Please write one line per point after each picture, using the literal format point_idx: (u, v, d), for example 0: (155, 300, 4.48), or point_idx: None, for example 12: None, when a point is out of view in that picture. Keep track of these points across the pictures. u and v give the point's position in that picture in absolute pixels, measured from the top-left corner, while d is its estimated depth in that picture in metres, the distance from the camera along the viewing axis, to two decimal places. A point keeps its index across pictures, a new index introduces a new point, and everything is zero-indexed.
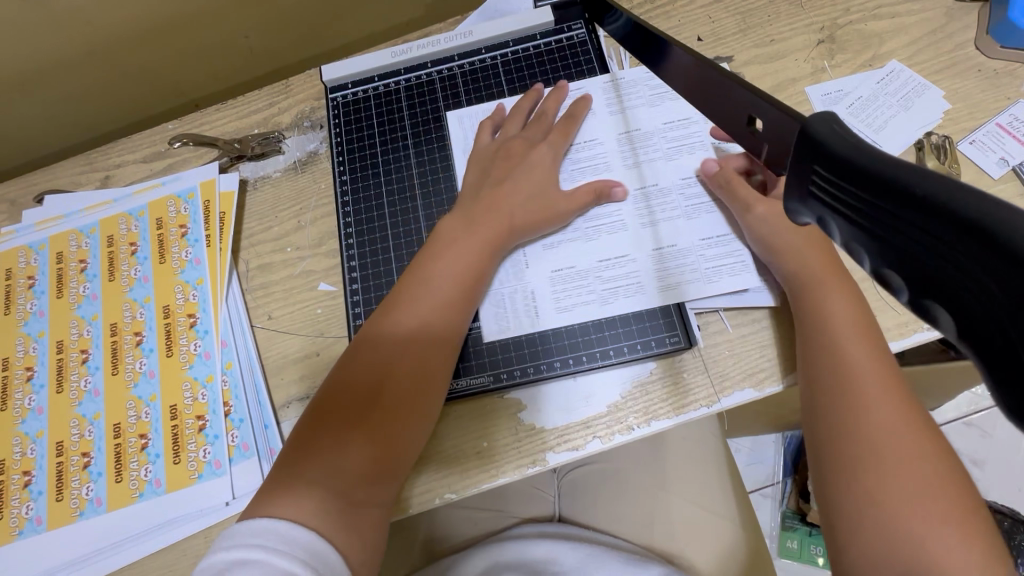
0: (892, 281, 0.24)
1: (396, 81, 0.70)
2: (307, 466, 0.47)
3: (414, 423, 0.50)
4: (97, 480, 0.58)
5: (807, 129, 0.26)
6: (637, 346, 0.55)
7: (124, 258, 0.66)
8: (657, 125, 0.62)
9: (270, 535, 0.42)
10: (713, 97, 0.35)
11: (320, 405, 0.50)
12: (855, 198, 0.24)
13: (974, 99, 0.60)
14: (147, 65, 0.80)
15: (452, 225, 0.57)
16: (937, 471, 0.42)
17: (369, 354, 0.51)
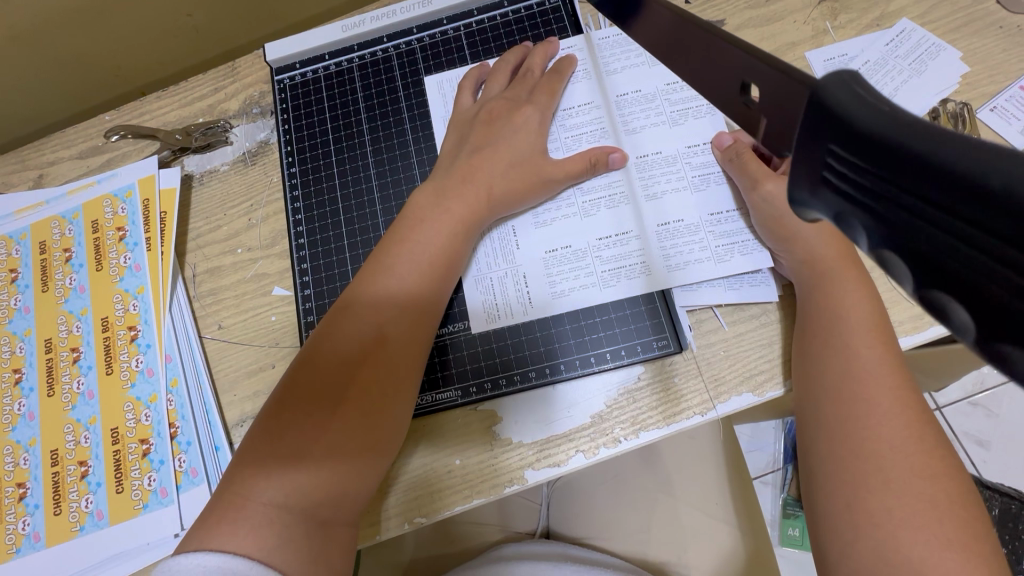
0: (953, 315, 0.16)
1: (349, 60, 0.63)
2: (256, 469, 0.40)
3: (394, 411, 0.44)
4: (34, 514, 0.53)
5: (819, 92, 0.18)
6: (621, 352, 0.50)
7: (58, 266, 0.60)
8: (659, 86, 0.55)
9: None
10: (694, 61, 0.29)
11: (276, 398, 0.43)
12: (895, 187, 0.17)
13: (994, 60, 0.53)
14: (80, 50, 0.72)
15: (422, 201, 0.50)
16: (959, 492, 0.37)
17: (332, 341, 0.44)
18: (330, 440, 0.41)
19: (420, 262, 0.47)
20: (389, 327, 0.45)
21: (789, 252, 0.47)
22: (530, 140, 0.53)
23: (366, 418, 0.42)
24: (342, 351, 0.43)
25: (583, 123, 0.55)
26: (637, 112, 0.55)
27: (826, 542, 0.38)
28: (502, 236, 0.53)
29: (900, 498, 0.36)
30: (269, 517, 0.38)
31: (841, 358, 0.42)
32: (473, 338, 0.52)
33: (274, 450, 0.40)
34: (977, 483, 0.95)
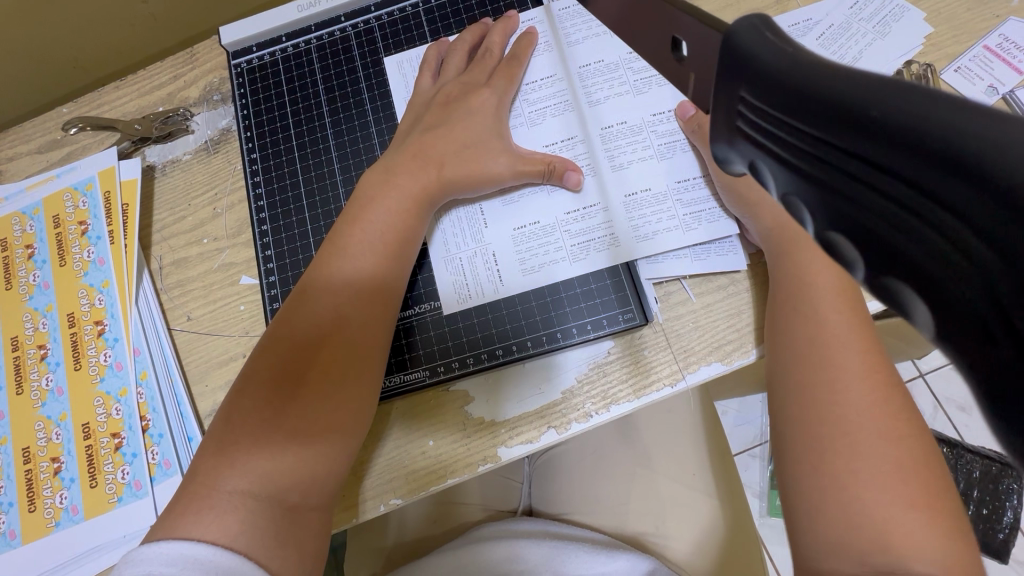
0: (844, 252, 0.18)
1: (307, 41, 0.61)
2: (225, 454, 0.40)
3: (357, 392, 0.43)
4: (9, 512, 0.52)
5: (732, 37, 0.20)
6: (587, 326, 0.50)
7: (20, 263, 0.59)
8: (621, 56, 0.54)
9: (188, 564, 0.35)
10: (635, 18, 0.28)
11: (242, 383, 0.43)
12: (792, 132, 0.18)
13: (959, 19, 0.53)
14: (33, 44, 0.70)
15: (373, 180, 0.49)
16: (920, 451, 0.38)
17: (292, 326, 0.43)
18: (295, 421, 0.41)
19: (374, 244, 0.46)
20: (349, 307, 0.44)
21: (755, 219, 0.47)
22: (492, 117, 0.52)
23: (329, 400, 0.42)
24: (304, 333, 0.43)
25: (545, 98, 0.54)
26: (600, 82, 0.54)
27: (791, 505, 0.39)
28: (468, 214, 0.53)
29: (862, 459, 0.37)
30: (237, 504, 0.38)
31: (805, 325, 0.42)
32: (440, 319, 0.51)
33: (244, 433, 0.40)
34: (959, 447, 0.94)
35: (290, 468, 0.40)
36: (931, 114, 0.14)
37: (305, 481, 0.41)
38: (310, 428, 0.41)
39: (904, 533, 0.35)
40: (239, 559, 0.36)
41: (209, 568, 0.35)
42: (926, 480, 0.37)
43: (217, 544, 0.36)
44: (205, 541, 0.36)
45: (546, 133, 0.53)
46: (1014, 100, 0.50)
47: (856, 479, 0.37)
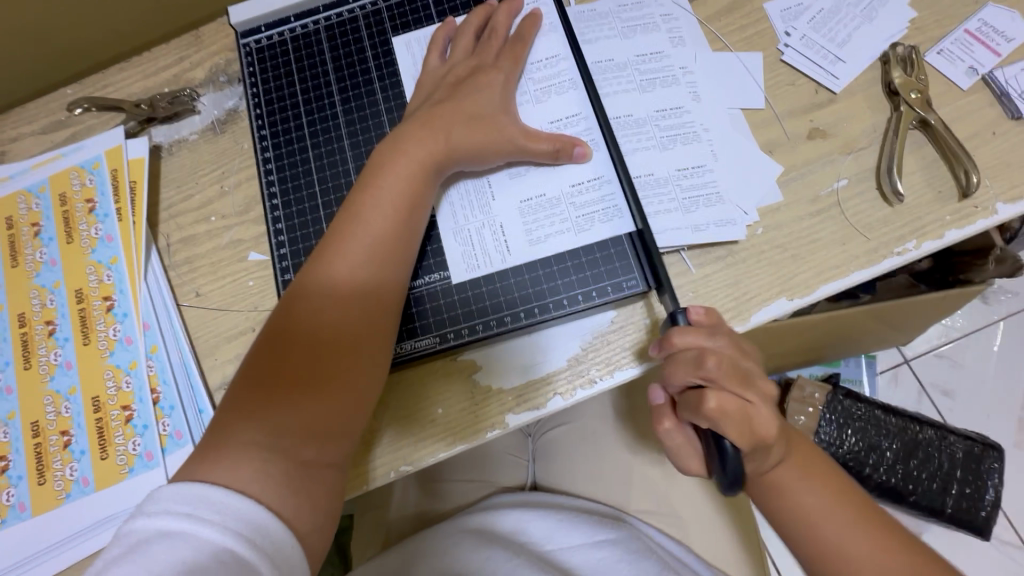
0: None
1: (315, 21, 0.63)
2: (244, 412, 0.41)
3: (367, 363, 0.44)
4: (19, 484, 0.53)
5: None
6: (593, 293, 0.51)
7: (27, 241, 0.59)
8: (630, 57, 0.56)
9: (201, 504, 0.36)
10: None
11: (260, 345, 0.44)
12: None
13: (941, 5, 0.56)
14: (36, 25, 0.70)
15: (382, 150, 0.51)
16: None
17: (307, 292, 0.45)
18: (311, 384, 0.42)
19: (387, 212, 0.48)
20: (365, 273, 0.46)
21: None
22: (498, 94, 0.54)
23: (343, 367, 0.43)
24: (320, 299, 0.44)
25: (550, 76, 0.56)
26: (609, 78, 0.56)
27: None
28: (477, 187, 0.54)
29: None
30: (253, 455, 0.39)
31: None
32: (449, 287, 0.52)
33: (262, 393, 0.41)
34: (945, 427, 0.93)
35: (306, 427, 0.41)
36: None
37: (320, 440, 0.42)
38: (323, 389, 0.42)
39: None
40: (252, 501, 0.37)
41: (221, 509, 0.36)
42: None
43: (229, 488, 0.37)
44: (219, 485, 0.37)
45: (552, 110, 0.55)
46: (993, 81, 0.53)
47: None
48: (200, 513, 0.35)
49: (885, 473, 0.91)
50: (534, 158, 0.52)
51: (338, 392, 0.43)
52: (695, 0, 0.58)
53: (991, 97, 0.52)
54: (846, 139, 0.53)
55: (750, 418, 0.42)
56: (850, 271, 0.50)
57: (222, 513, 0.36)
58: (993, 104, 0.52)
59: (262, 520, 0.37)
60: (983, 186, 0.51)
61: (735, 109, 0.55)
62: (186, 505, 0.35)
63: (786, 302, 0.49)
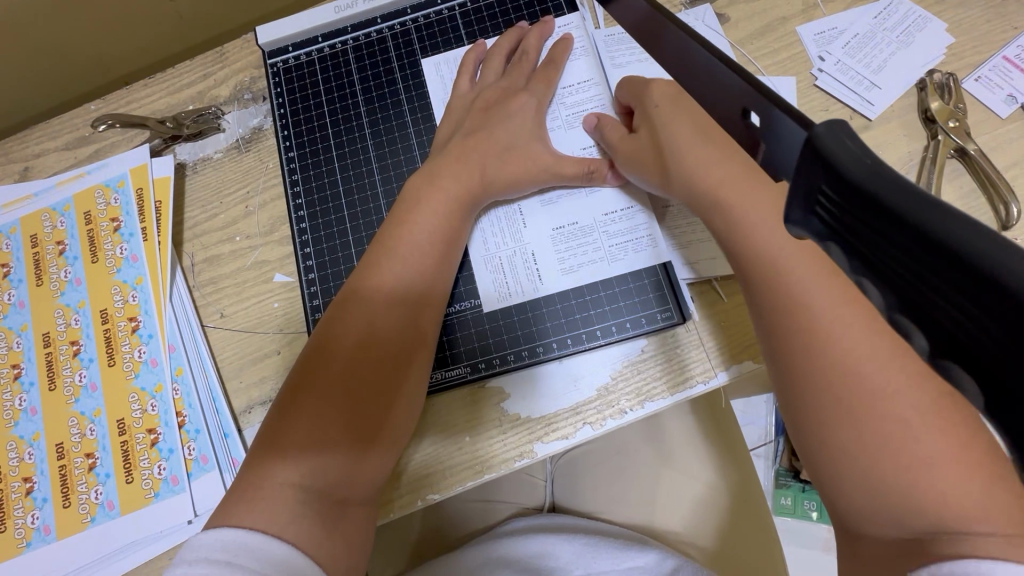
0: (904, 327, 0.19)
1: (343, 41, 0.62)
2: (282, 448, 0.41)
3: (397, 399, 0.44)
4: (44, 507, 0.52)
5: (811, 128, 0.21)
6: (626, 324, 0.51)
7: (51, 259, 0.59)
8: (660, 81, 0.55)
9: (239, 551, 0.35)
10: (680, 62, 0.30)
11: (296, 379, 0.43)
12: (850, 214, 0.19)
13: (978, 31, 0.55)
14: (59, 39, 0.70)
15: (417, 183, 0.51)
16: None
17: (339, 329, 0.45)
18: (349, 419, 0.42)
19: (423, 245, 0.48)
20: (402, 306, 0.46)
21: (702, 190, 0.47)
22: (528, 122, 0.54)
23: (377, 402, 0.43)
24: (353, 333, 0.44)
25: (582, 101, 0.56)
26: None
27: None
28: (508, 214, 0.54)
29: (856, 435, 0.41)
30: (289, 495, 0.39)
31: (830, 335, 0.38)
32: (480, 316, 0.52)
33: (300, 427, 0.41)
34: None
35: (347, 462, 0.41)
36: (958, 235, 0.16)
37: (359, 474, 0.42)
38: (362, 422, 0.42)
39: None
40: (289, 545, 0.37)
41: (260, 556, 0.36)
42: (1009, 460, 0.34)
43: (266, 532, 0.37)
44: (256, 528, 0.37)
45: (584, 136, 0.55)
46: None
47: None
48: (238, 560, 0.35)
49: None
50: (570, 182, 0.52)
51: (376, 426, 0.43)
52: (727, 23, 0.58)
53: None
54: None
55: None
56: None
57: (261, 559, 0.35)
58: None
59: (299, 566, 0.36)
60: (1022, 217, 0.50)
61: None
62: (226, 550, 0.35)
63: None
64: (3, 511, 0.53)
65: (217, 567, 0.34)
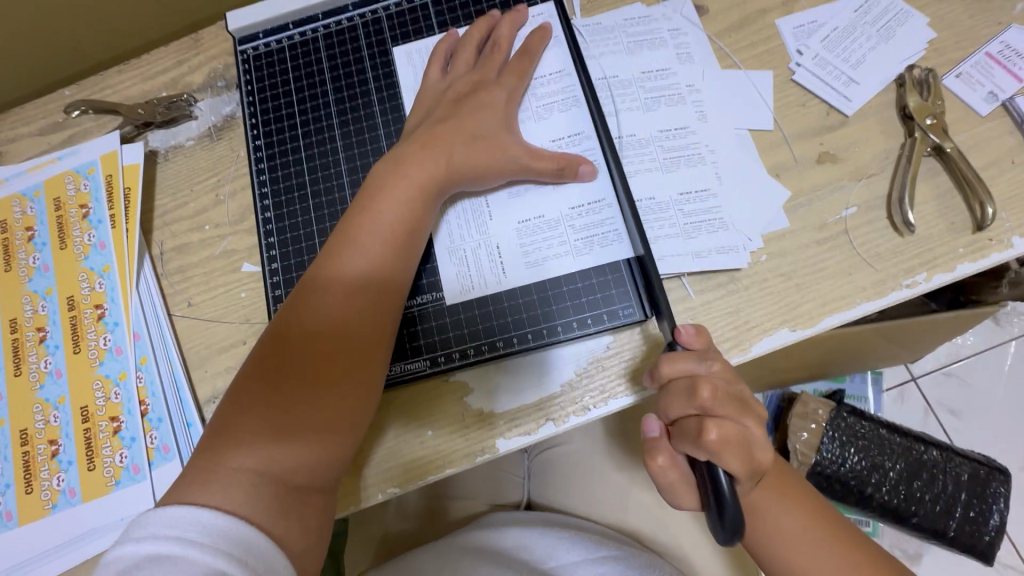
0: None
1: (315, 29, 0.61)
2: (232, 438, 0.40)
3: (358, 391, 0.43)
4: (6, 493, 0.52)
5: None
6: (588, 320, 0.50)
7: (20, 245, 0.59)
8: (634, 73, 0.55)
9: (189, 527, 0.35)
10: None
11: (250, 369, 0.43)
12: None
13: (961, 26, 0.53)
14: (35, 22, 0.69)
15: (382, 170, 0.50)
16: None
17: (296, 322, 0.44)
18: (300, 410, 0.41)
19: (383, 234, 0.47)
20: (360, 297, 0.45)
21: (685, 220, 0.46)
22: (498, 111, 0.53)
23: (333, 393, 0.42)
24: (313, 324, 0.44)
25: (552, 92, 0.55)
26: (613, 97, 0.55)
27: None
28: (475, 206, 0.53)
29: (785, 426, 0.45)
30: (241, 480, 0.39)
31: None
32: (442, 309, 0.52)
33: (249, 418, 0.41)
34: (951, 449, 0.91)
35: (297, 455, 0.41)
36: None
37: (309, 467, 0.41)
38: (312, 413, 0.42)
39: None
40: (243, 524, 0.37)
41: (211, 532, 0.36)
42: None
43: (219, 509, 0.37)
44: (209, 507, 0.37)
45: (554, 128, 0.54)
46: (1013, 107, 0.50)
47: None
48: (189, 535, 0.35)
49: (887, 495, 0.89)
50: (538, 175, 0.51)
51: (328, 417, 0.42)
52: (705, 14, 0.56)
53: (1011, 124, 0.50)
54: (858, 164, 0.51)
55: (748, 447, 0.41)
56: (855, 302, 0.48)
57: (211, 535, 0.35)
58: (1013, 131, 0.50)
59: (254, 542, 0.37)
60: (1000, 218, 0.49)
61: (741, 130, 0.53)
62: (175, 527, 0.35)
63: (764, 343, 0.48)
64: None
65: (168, 543, 0.34)
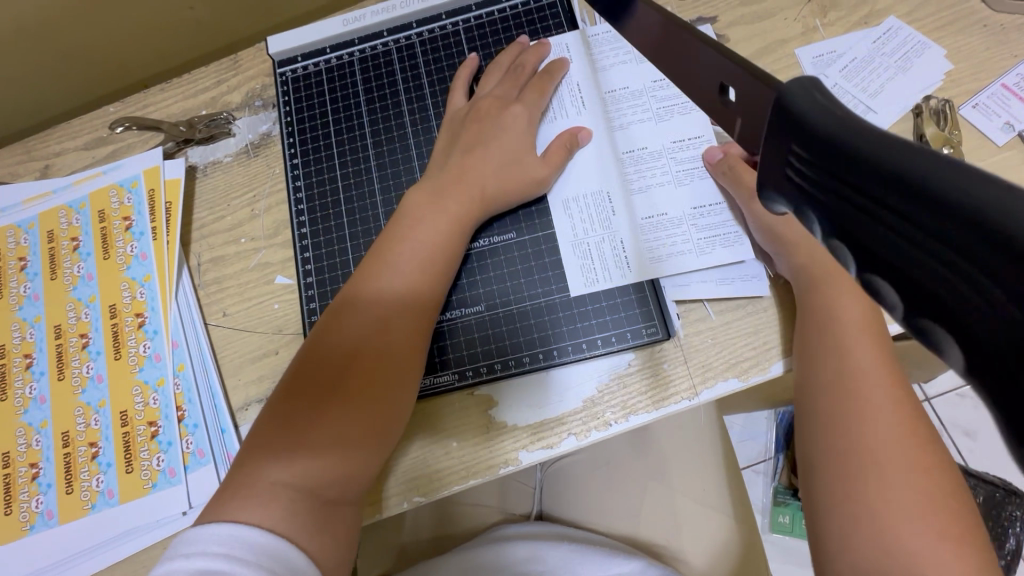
0: (884, 296, 0.18)
1: (350, 53, 0.64)
2: (281, 438, 0.42)
3: (405, 388, 0.46)
4: (48, 492, 0.55)
5: (783, 98, 0.20)
6: (611, 338, 0.52)
7: (65, 255, 0.62)
8: (647, 83, 0.57)
9: (239, 545, 0.37)
10: (672, 53, 0.30)
11: (298, 374, 0.45)
12: (823, 178, 0.19)
13: (978, 57, 0.55)
14: (83, 41, 0.73)
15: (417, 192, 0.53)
16: (943, 482, 0.38)
17: (356, 321, 0.47)
18: (354, 412, 0.44)
19: (422, 250, 0.50)
20: (404, 307, 0.48)
21: (786, 255, 0.48)
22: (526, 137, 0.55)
23: (384, 398, 0.45)
24: (360, 335, 0.46)
25: (576, 117, 0.57)
26: (627, 108, 0.56)
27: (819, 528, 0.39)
28: (501, 226, 0.56)
29: (894, 490, 0.38)
30: (276, 492, 0.40)
31: (831, 358, 0.43)
32: (471, 326, 0.53)
33: (300, 421, 0.43)
34: (965, 472, 0.92)
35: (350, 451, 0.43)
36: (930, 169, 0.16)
37: (354, 468, 0.43)
38: (361, 416, 0.44)
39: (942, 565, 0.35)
40: (282, 540, 0.38)
41: (257, 549, 0.37)
42: (949, 486, 0.38)
43: (261, 529, 0.38)
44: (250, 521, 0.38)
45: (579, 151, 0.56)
46: None
47: (879, 504, 0.37)
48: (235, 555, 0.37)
49: None
50: None
51: (379, 420, 0.45)
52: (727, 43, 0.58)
53: None
54: None
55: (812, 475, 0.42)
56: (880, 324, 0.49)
57: (258, 553, 0.37)
58: None
59: (291, 555, 0.38)
60: None
61: None
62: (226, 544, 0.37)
63: (786, 363, 0.49)
64: (10, 495, 0.55)
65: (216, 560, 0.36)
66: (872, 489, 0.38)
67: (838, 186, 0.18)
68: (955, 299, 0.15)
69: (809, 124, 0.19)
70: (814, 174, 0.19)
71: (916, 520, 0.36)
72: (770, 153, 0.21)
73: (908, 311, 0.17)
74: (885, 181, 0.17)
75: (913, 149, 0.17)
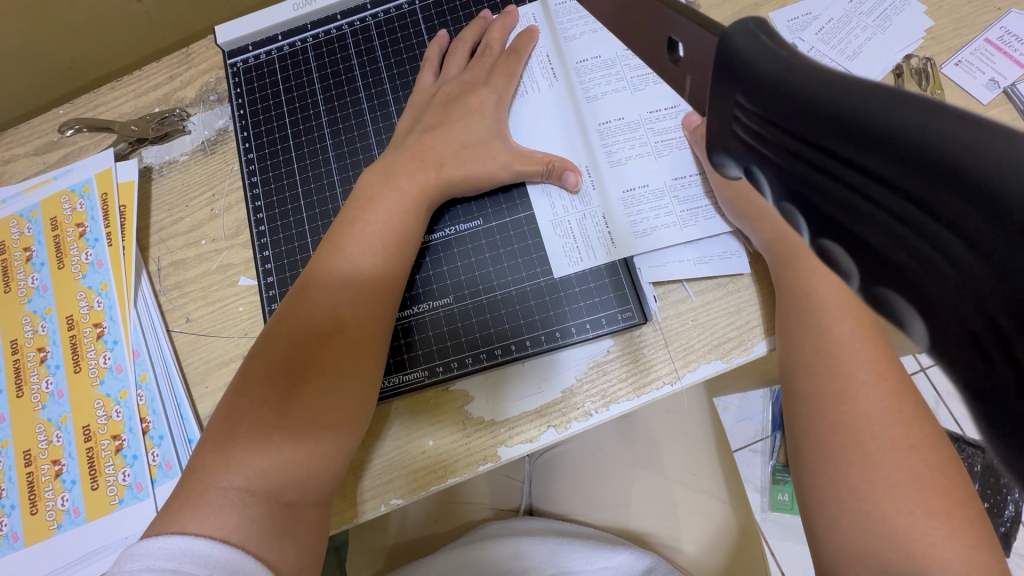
0: (837, 261, 0.17)
1: (303, 39, 0.61)
2: (229, 448, 0.40)
3: (363, 381, 0.44)
4: (11, 514, 0.53)
5: (726, 47, 0.19)
6: (586, 325, 0.49)
7: (18, 266, 0.59)
8: (619, 50, 0.54)
9: (185, 559, 0.35)
10: (622, 13, 0.28)
11: (244, 379, 0.43)
12: (773, 129, 0.17)
13: (959, 12, 0.52)
14: (25, 42, 0.69)
15: (376, 181, 0.50)
16: (934, 460, 0.36)
17: (305, 316, 0.44)
18: (309, 412, 0.41)
19: (373, 243, 0.47)
20: (356, 296, 0.45)
21: (757, 230, 0.46)
22: (490, 119, 0.52)
23: (341, 392, 0.43)
24: (309, 330, 0.44)
25: (543, 95, 0.54)
26: (597, 79, 0.54)
27: (816, 516, 0.38)
28: (469, 213, 0.53)
29: (880, 470, 0.36)
30: (234, 501, 0.38)
31: (810, 335, 0.41)
32: (439, 319, 0.51)
33: (248, 427, 0.40)
34: (960, 440, 0.90)
35: (308, 453, 0.41)
36: (887, 112, 0.15)
37: (311, 478, 0.41)
38: (320, 413, 0.42)
39: (931, 545, 0.34)
40: (237, 550, 0.36)
41: (207, 563, 0.35)
42: (938, 463, 0.36)
43: (213, 538, 0.36)
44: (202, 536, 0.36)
45: (546, 131, 0.53)
46: (1015, 93, 0.49)
47: (874, 489, 0.36)
48: (184, 568, 0.34)
49: None
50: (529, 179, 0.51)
51: (336, 415, 0.43)
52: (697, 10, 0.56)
53: (1014, 110, 0.49)
54: None
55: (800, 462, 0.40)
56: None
57: (209, 566, 0.35)
58: (1016, 118, 0.49)
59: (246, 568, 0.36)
60: None
61: None
62: (170, 559, 0.34)
63: (770, 340, 0.47)
64: None
65: None
66: (858, 470, 0.36)
67: (791, 141, 0.17)
68: (921, 263, 0.14)
69: (760, 75, 0.18)
70: (764, 128, 0.18)
71: (905, 500, 0.35)
72: (719, 110, 0.19)
73: (864, 278, 0.16)
74: (855, 138, 0.15)
75: (869, 93, 0.15)
